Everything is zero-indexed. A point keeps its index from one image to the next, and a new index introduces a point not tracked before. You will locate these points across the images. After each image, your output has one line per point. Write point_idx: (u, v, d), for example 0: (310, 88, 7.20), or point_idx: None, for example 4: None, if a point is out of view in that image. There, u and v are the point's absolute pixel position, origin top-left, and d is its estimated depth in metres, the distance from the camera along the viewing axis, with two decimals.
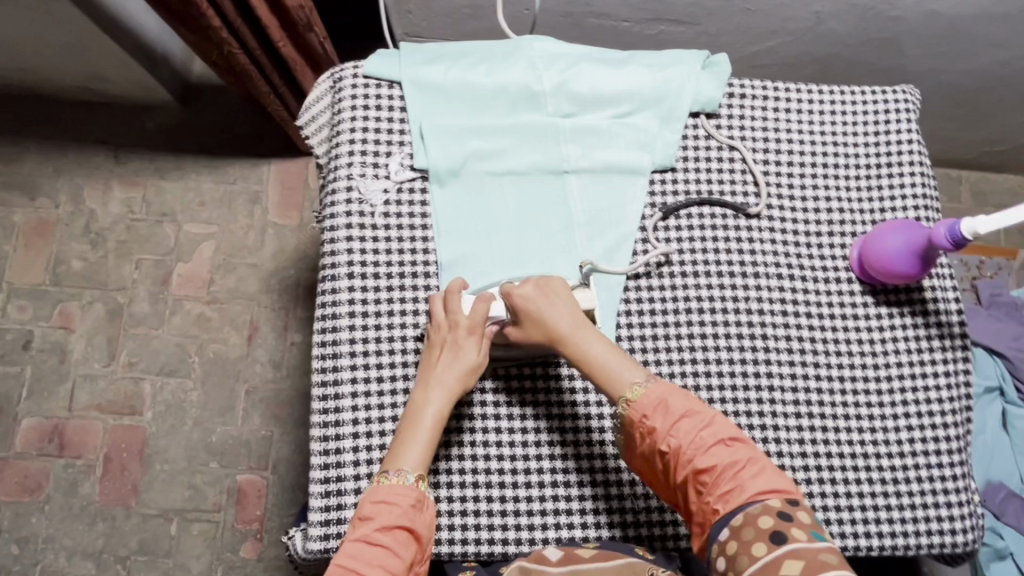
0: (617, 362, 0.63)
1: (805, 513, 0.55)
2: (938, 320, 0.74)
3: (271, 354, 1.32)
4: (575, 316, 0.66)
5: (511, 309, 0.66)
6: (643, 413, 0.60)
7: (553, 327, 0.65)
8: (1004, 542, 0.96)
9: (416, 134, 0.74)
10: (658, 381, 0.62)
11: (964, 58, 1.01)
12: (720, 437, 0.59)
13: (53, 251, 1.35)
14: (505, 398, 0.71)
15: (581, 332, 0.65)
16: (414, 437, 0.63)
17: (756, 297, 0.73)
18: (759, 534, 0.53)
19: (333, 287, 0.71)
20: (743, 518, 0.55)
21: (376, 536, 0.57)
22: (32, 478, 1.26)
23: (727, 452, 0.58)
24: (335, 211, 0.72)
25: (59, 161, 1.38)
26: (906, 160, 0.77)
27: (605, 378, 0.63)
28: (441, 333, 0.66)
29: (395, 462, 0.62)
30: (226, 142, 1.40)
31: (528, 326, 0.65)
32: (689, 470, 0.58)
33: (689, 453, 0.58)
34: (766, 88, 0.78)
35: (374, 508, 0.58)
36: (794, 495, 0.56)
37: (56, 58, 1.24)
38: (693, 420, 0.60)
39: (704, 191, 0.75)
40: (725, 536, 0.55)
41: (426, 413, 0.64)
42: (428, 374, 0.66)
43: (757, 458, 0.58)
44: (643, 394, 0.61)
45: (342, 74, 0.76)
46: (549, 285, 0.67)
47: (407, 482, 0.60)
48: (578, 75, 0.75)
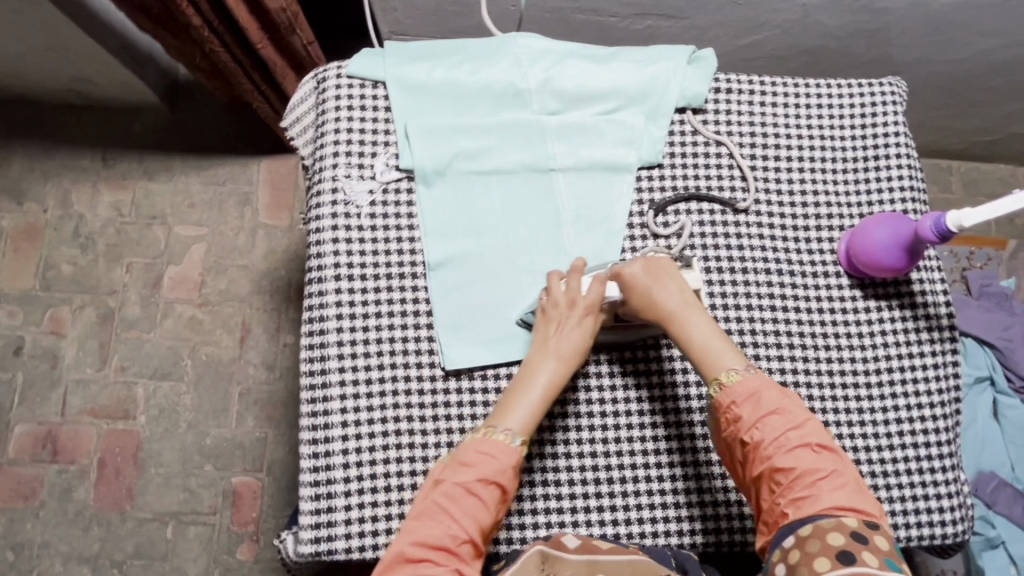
0: (721, 347, 0.64)
1: (883, 538, 0.54)
2: (927, 312, 0.74)
3: (264, 356, 1.31)
4: (684, 296, 0.65)
5: (624, 286, 0.66)
6: (733, 400, 0.61)
7: (664, 305, 0.65)
8: (996, 531, 0.97)
9: (401, 133, 0.73)
10: (757, 372, 0.62)
11: (951, 48, 1.01)
12: (807, 441, 0.59)
13: (43, 256, 1.34)
14: (620, 377, 0.71)
15: (689, 312, 0.65)
16: (524, 401, 0.63)
17: (745, 293, 0.73)
18: (824, 549, 0.53)
19: (320, 289, 0.71)
20: (813, 528, 0.55)
21: (476, 485, 0.58)
22: (26, 484, 1.26)
23: (811, 458, 0.58)
24: (321, 213, 0.72)
25: (46, 165, 1.37)
26: (895, 153, 0.77)
27: (704, 360, 0.64)
28: (555, 309, 0.66)
29: (503, 419, 0.62)
30: (214, 143, 1.39)
31: (639, 301, 0.65)
32: (766, 466, 0.59)
33: (769, 450, 0.59)
34: (753, 82, 0.78)
35: (478, 457, 0.59)
36: (873, 519, 0.56)
37: (41, 61, 1.23)
38: (783, 418, 0.60)
39: (692, 186, 0.75)
40: (788, 542, 0.55)
41: (536, 383, 0.64)
42: (544, 345, 0.65)
43: (841, 472, 0.58)
44: (738, 380, 0.61)
45: (326, 74, 0.76)
46: (664, 265, 0.66)
47: (512, 442, 0.60)
48: (563, 72, 0.75)
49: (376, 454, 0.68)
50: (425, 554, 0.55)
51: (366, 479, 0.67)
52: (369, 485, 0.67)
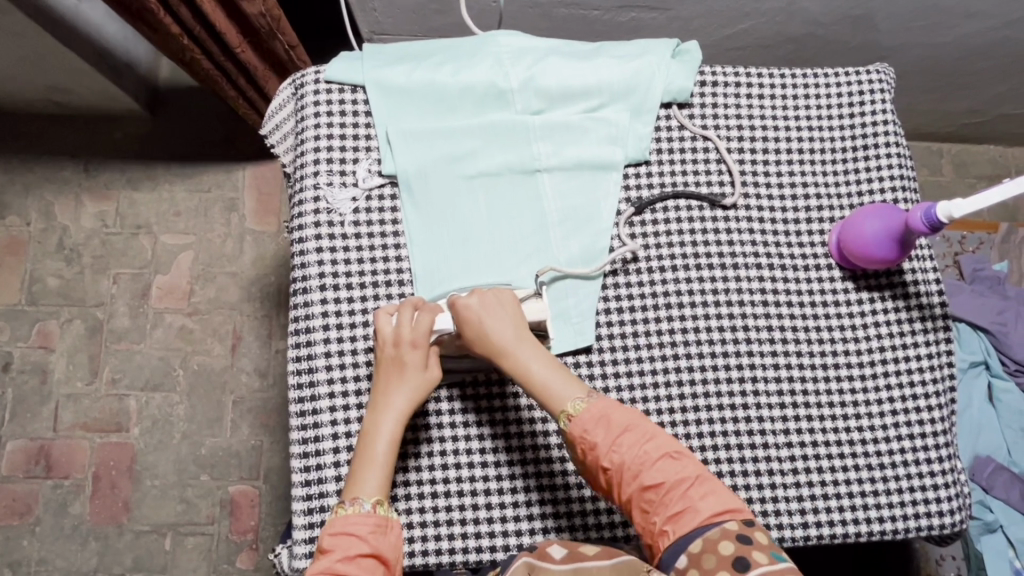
0: (559, 377, 0.62)
1: (761, 532, 0.55)
2: (919, 302, 0.73)
3: (257, 363, 1.30)
4: (516, 328, 0.64)
5: (455, 320, 0.64)
6: (583, 429, 0.59)
7: (493, 339, 0.63)
8: (994, 516, 0.97)
9: (383, 139, 0.72)
10: (599, 397, 0.61)
11: (939, 30, 1.00)
12: (665, 451, 0.58)
13: (27, 270, 1.33)
14: (460, 406, 0.69)
15: (522, 345, 0.64)
16: (370, 464, 0.61)
17: (735, 288, 0.73)
18: (721, 562, 0.53)
19: (305, 300, 0.70)
20: (703, 543, 0.54)
21: (340, 566, 0.56)
22: (21, 501, 1.25)
23: (673, 467, 0.58)
24: (304, 222, 0.71)
25: (27, 177, 1.35)
26: (884, 142, 0.76)
27: (545, 393, 0.62)
28: (388, 352, 0.64)
29: (354, 489, 0.60)
30: (197, 148, 1.37)
31: (472, 337, 0.64)
32: (635, 487, 0.58)
33: (634, 469, 0.58)
34: (738, 74, 0.77)
35: (334, 540, 0.57)
36: (745, 513, 0.57)
37: (16, 71, 1.20)
38: (635, 434, 0.59)
39: (679, 183, 0.74)
40: (681, 562, 0.54)
41: (379, 438, 0.62)
42: (379, 397, 0.64)
43: (703, 476, 0.58)
44: (583, 408, 0.60)
45: (303, 79, 0.74)
46: (491, 296, 0.65)
47: (362, 509, 0.59)
48: (546, 70, 0.73)
49: None
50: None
51: None
52: None
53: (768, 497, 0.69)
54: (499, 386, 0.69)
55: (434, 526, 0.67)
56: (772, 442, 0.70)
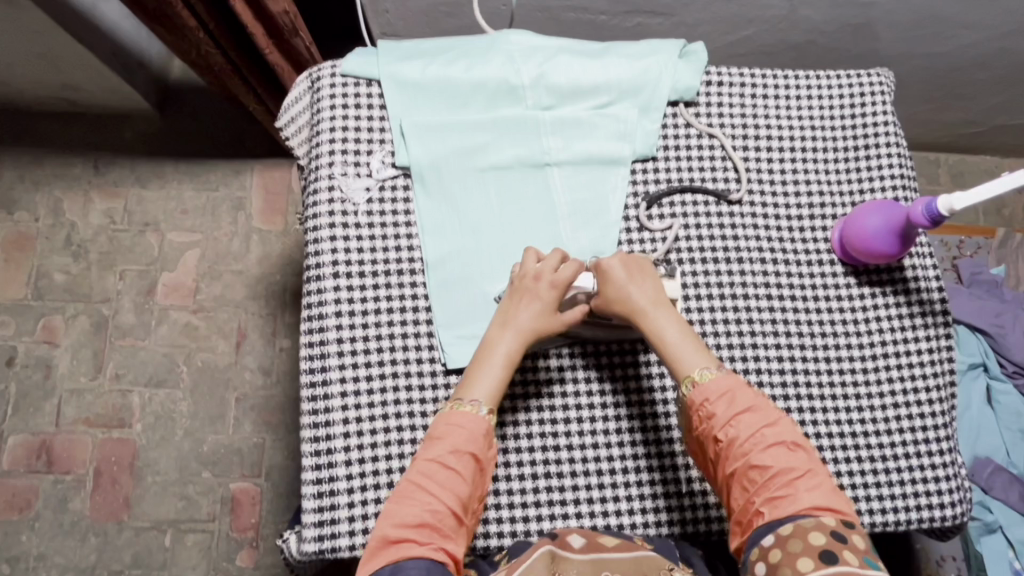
0: (690, 345, 0.64)
1: (859, 536, 0.54)
2: (920, 298, 0.75)
3: (260, 361, 1.31)
4: (657, 295, 0.66)
5: (600, 276, 0.67)
6: (706, 397, 0.60)
7: (632, 302, 0.65)
8: (993, 516, 0.98)
9: (397, 131, 0.74)
10: (727, 372, 0.62)
11: (935, 40, 1.02)
12: (782, 438, 0.59)
13: (34, 265, 1.33)
14: (591, 378, 0.71)
15: (659, 308, 0.66)
16: (483, 368, 0.63)
17: (740, 282, 0.74)
18: (806, 548, 0.53)
19: (318, 288, 0.71)
20: (794, 528, 0.54)
21: (448, 458, 0.58)
22: (21, 496, 1.25)
23: (787, 456, 0.58)
24: (318, 211, 0.72)
25: (36, 174, 1.36)
26: (884, 142, 0.78)
27: (672, 358, 0.64)
28: (524, 282, 0.67)
29: (469, 389, 0.62)
30: (205, 148, 1.39)
31: (607, 296, 0.66)
32: (743, 464, 0.58)
33: (746, 447, 0.58)
34: (744, 75, 0.79)
35: (445, 429, 0.60)
36: (849, 517, 0.56)
37: (31, 68, 1.22)
38: (757, 417, 0.59)
39: (685, 178, 0.76)
40: (768, 541, 0.55)
41: (499, 348, 0.64)
42: (507, 315, 0.66)
43: (815, 471, 0.58)
44: (711, 377, 0.61)
45: (320, 73, 0.76)
46: (635, 263, 0.68)
47: (478, 411, 0.61)
48: (556, 68, 0.75)
49: (378, 451, 0.68)
50: (407, 532, 0.55)
51: (369, 476, 0.67)
52: (371, 481, 0.67)
53: None
54: (518, 374, 0.71)
55: None
56: None
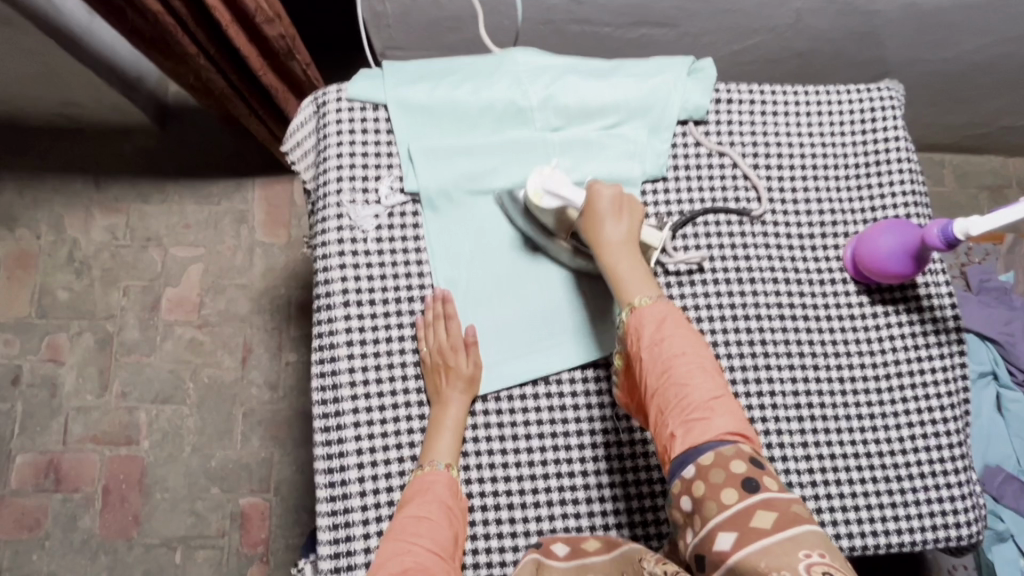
0: (638, 278, 0.63)
1: (769, 461, 0.54)
2: (933, 316, 0.75)
3: (267, 375, 1.30)
4: (631, 234, 0.66)
5: (585, 202, 0.67)
6: (639, 323, 0.60)
7: (603, 232, 0.65)
8: (1005, 525, 0.98)
9: (405, 156, 0.73)
10: (663, 301, 0.62)
11: (942, 46, 1.02)
12: (701, 364, 0.58)
13: (37, 283, 1.33)
14: (597, 401, 0.71)
15: (624, 243, 0.65)
16: (439, 436, 0.66)
17: (754, 302, 0.74)
18: (728, 479, 0.51)
19: (329, 317, 0.70)
20: (714, 457, 0.53)
21: (419, 511, 0.62)
22: (30, 515, 1.25)
23: (706, 383, 0.57)
24: (327, 239, 0.72)
25: (37, 191, 1.36)
26: (896, 158, 0.77)
27: (619, 284, 0.63)
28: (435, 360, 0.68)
29: (429, 454, 0.66)
30: (206, 161, 1.38)
31: (587, 220, 0.66)
32: (662, 389, 0.57)
33: (665, 372, 0.58)
34: (753, 92, 0.78)
35: (415, 492, 0.64)
36: (758, 444, 0.56)
37: (29, 85, 1.21)
38: (676, 344, 0.58)
39: (707, 197, 0.75)
40: (689, 472, 0.53)
41: (447, 423, 0.67)
42: (439, 393, 0.68)
43: (731, 396, 0.57)
44: (648, 305, 0.61)
45: (325, 97, 0.75)
46: (625, 202, 0.67)
47: (436, 468, 0.65)
48: (564, 88, 0.74)
49: (392, 480, 0.68)
50: None
51: (384, 505, 0.67)
52: (386, 512, 0.67)
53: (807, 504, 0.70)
54: (531, 399, 0.70)
55: (474, 541, 0.67)
56: (792, 455, 0.71)
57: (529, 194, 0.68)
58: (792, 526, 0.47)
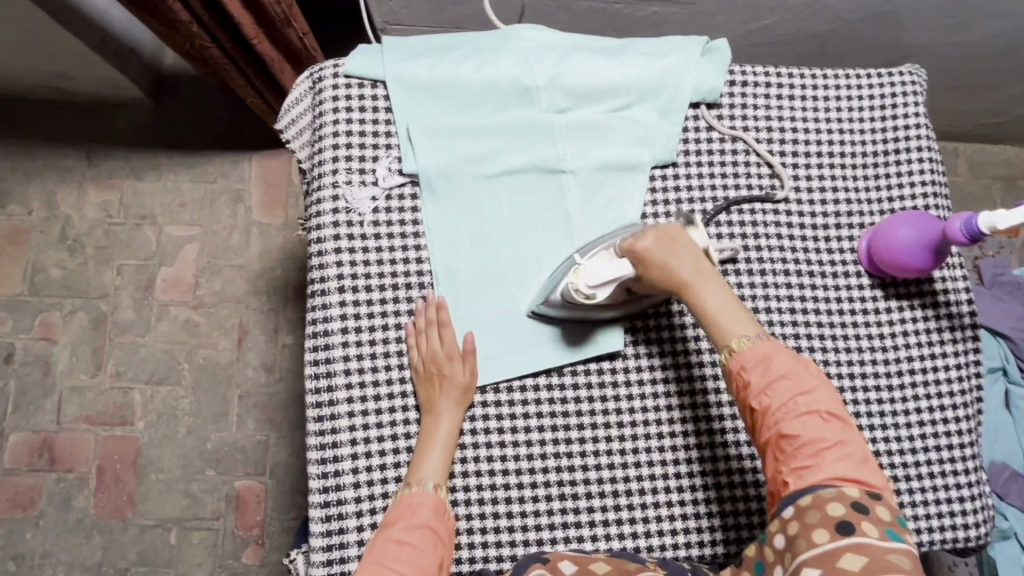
0: (736, 314, 0.61)
1: (885, 508, 0.52)
2: (949, 312, 0.72)
3: (263, 358, 1.28)
4: (698, 262, 0.62)
5: (636, 259, 0.62)
6: (741, 365, 0.58)
7: (675, 276, 0.61)
8: (1008, 523, 0.97)
9: (404, 136, 0.70)
10: (768, 339, 0.59)
11: (965, 30, 0.97)
12: (815, 408, 0.56)
13: (30, 260, 1.30)
14: (599, 393, 0.69)
15: (701, 277, 0.62)
16: (430, 448, 0.64)
17: (765, 294, 0.71)
18: (824, 520, 0.51)
19: (323, 303, 0.68)
20: (813, 499, 0.52)
21: (403, 535, 0.59)
22: (24, 494, 1.24)
23: (819, 427, 0.55)
24: (322, 221, 0.69)
25: (28, 165, 1.32)
26: (916, 146, 0.74)
27: (716, 328, 0.61)
28: (426, 369, 0.66)
29: (416, 471, 0.63)
30: (202, 138, 1.34)
31: (648, 276, 0.62)
32: (772, 433, 0.56)
33: (778, 415, 0.56)
34: (769, 74, 0.75)
35: (399, 512, 0.61)
36: (877, 490, 0.53)
37: (16, 56, 1.17)
38: (791, 383, 0.57)
39: (731, 183, 0.73)
40: (788, 512, 0.53)
41: (438, 437, 0.64)
42: (430, 403, 0.65)
43: (846, 443, 0.55)
44: (749, 346, 0.59)
45: (321, 73, 0.71)
46: (669, 234, 0.63)
47: (424, 489, 0.62)
48: (571, 67, 0.71)
49: (386, 472, 0.66)
50: None
51: (377, 498, 0.65)
52: (380, 503, 0.65)
53: None
54: (532, 390, 0.68)
55: (469, 534, 0.66)
56: None
57: (583, 298, 0.64)
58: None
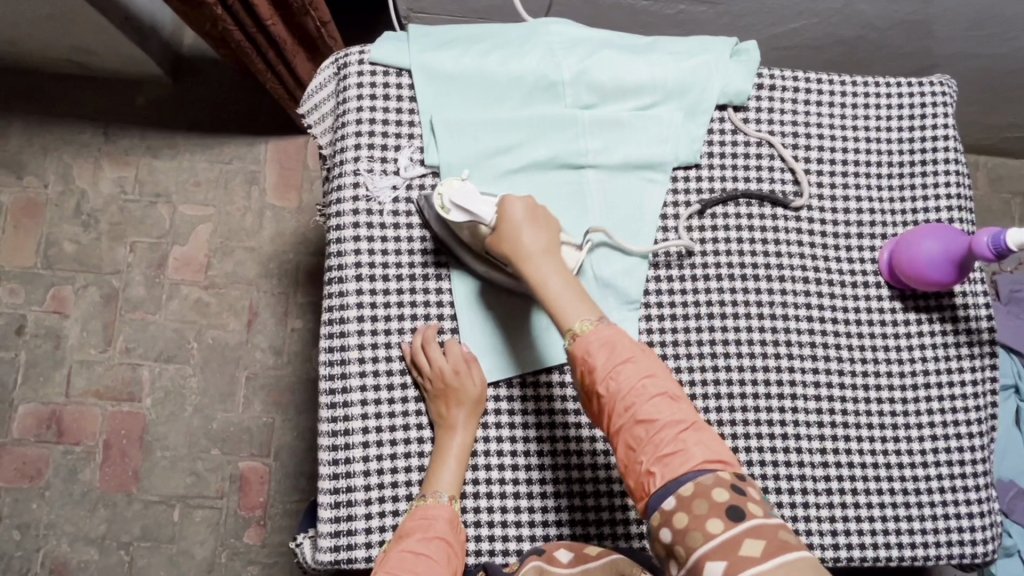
0: (575, 298, 0.60)
1: (753, 487, 0.53)
2: (967, 326, 0.72)
3: (271, 341, 1.29)
4: (550, 243, 0.62)
5: (496, 218, 0.62)
6: (587, 350, 0.57)
7: (520, 247, 0.61)
8: (1012, 540, 0.96)
9: (428, 127, 0.70)
10: (609, 322, 0.59)
11: (995, 42, 0.96)
12: (663, 390, 0.56)
13: (44, 233, 1.31)
14: None
15: (547, 257, 0.62)
16: (445, 460, 0.64)
17: (781, 300, 0.71)
18: (712, 509, 0.50)
19: (340, 289, 0.68)
20: (694, 487, 0.51)
21: (419, 546, 0.59)
22: (31, 465, 1.25)
23: (671, 410, 0.55)
24: (342, 208, 0.69)
25: (45, 138, 1.32)
26: (943, 159, 0.73)
27: (556, 309, 0.60)
28: (435, 385, 0.64)
29: (432, 482, 0.64)
30: (218, 118, 1.34)
31: (501, 236, 0.62)
32: (628, 419, 0.55)
33: (629, 401, 0.55)
34: (798, 79, 0.74)
35: (414, 524, 0.61)
36: (739, 468, 0.54)
37: (38, 27, 1.17)
38: (636, 366, 0.56)
39: (738, 186, 0.72)
40: (671, 504, 0.51)
41: (451, 450, 0.64)
42: (444, 417, 0.65)
43: (701, 424, 0.55)
44: (591, 329, 0.58)
45: (347, 59, 0.71)
46: (537, 210, 0.63)
47: (440, 501, 0.62)
48: (599, 63, 0.70)
49: (397, 461, 0.66)
50: None
51: (387, 487, 0.66)
52: (390, 493, 0.66)
53: (834, 510, 0.68)
54: (545, 387, 0.68)
55: (476, 527, 0.66)
56: (809, 462, 0.68)
57: (438, 207, 0.64)
58: (784, 555, 0.46)
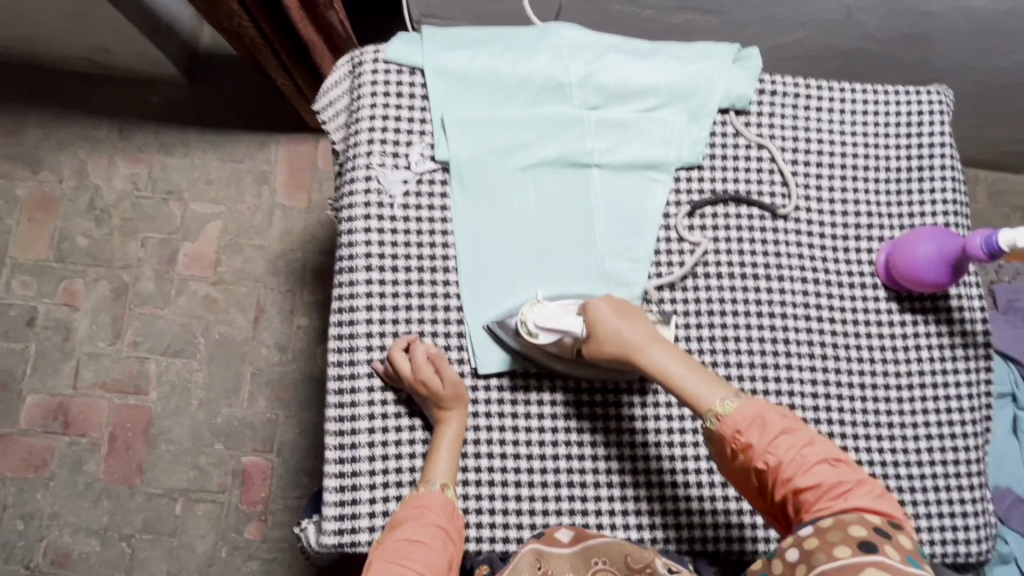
0: (701, 379, 0.60)
1: (907, 536, 0.50)
2: (962, 328, 0.73)
3: (277, 337, 1.30)
4: (651, 329, 0.63)
5: (588, 320, 0.63)
6: (736, 429, 0.56)
7: (627, 341, 0.62)
8: (1008, 547, 0.97)
9: (439, 124, 0.72)
10: (749, 398, 0.58)
11: (993, 56, 0.98)
12: (824, 457, 0.54)
13: (57, 227, 1.33)
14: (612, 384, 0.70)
15: (655, 345, 0.62)
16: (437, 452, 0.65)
17: (779, 300, 0.72)
18: (846, 539, 0.49)
19: (350, 279, 0.70)
20: (834, 521, 0.51)
21: (412, 533, 0.59)
22: (37, 455, 1.26)
23: (833, 471, 0.54)
24: (354, 200, 0.71)
25: (61, 134, 1.35)
26: (939, 165, 0.75)
27: (689, 395, 0.59)
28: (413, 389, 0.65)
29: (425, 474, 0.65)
30: (232, 118, 1.37)
31: (601, 340, 0.62)
32: (789, 490, 0.54)
33: (791, 471, 0.54)
34: (799, 85, 0.76)
35: (408, 513, 0.61)
36: (898, 519, 0.52)
37: (59, 25, 1.20)
38: (792, 436, 0.55)
39: (731, 187, 0.74)
40: (807, 531, 0.51)
41: (442, 445, 0.65)
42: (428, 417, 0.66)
43: (861, 482, 0.53)
44: (734, 409, 0.57)
45: (362, 57, 0.73)
46: (625, 304, 0.64)
47: (431, 490, 0.63)
48: (605, 66, 0.73)
49: (401, 447, 0.68)
50: None
51: (390, 473, 0.67)
52: (394, 478, 0.67)
53: None
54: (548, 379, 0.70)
55: (477, 514, 0.68)
56: None
57: (525, 332, 0.66)
58: None
